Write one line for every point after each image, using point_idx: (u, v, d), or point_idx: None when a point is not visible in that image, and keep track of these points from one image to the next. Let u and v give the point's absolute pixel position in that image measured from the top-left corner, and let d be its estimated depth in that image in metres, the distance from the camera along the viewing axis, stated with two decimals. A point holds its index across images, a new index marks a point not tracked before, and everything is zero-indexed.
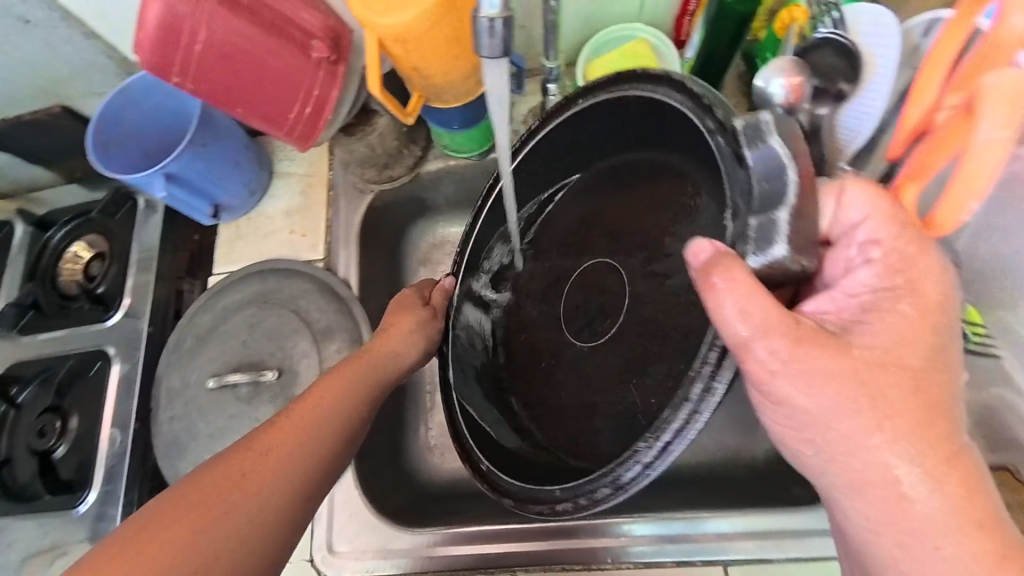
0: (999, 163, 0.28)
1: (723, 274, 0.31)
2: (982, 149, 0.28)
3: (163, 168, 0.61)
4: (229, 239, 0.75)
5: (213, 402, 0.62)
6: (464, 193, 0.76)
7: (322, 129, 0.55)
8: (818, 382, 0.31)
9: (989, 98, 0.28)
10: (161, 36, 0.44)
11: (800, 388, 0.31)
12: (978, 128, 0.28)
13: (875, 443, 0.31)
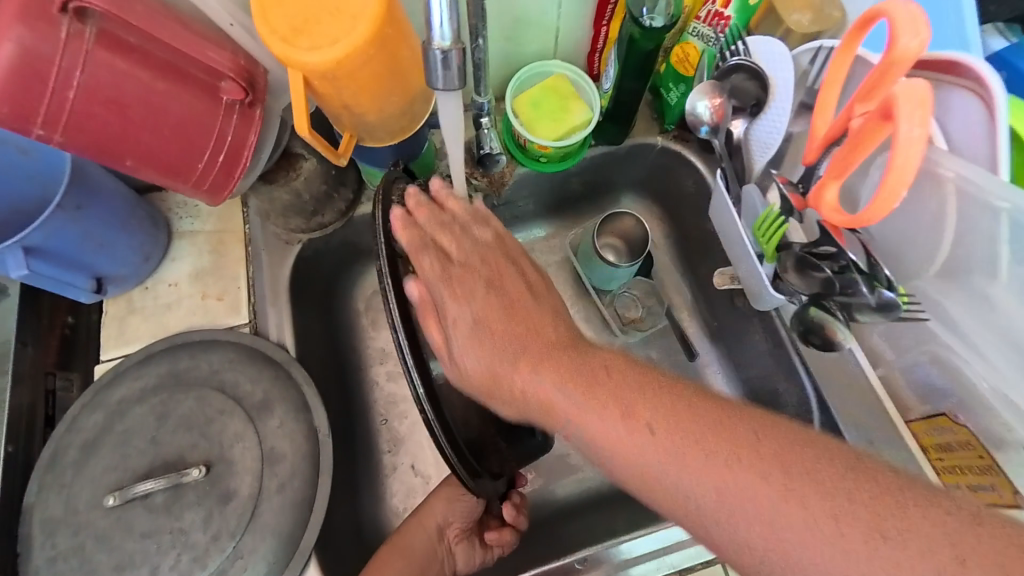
0: (914, 169, 0.27)
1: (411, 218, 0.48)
2: (906, 144, 0.26)
3: (21, 240, 0.49)
4: (121, 315, 0.62)
5: (115, 523, 0.49)
6: None
7: (239, 177, 0.49)
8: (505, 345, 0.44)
9: (904, 104, 0.27)
10: (18, 80, 0.36)
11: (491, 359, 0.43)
12: (899, 129, 0.27)
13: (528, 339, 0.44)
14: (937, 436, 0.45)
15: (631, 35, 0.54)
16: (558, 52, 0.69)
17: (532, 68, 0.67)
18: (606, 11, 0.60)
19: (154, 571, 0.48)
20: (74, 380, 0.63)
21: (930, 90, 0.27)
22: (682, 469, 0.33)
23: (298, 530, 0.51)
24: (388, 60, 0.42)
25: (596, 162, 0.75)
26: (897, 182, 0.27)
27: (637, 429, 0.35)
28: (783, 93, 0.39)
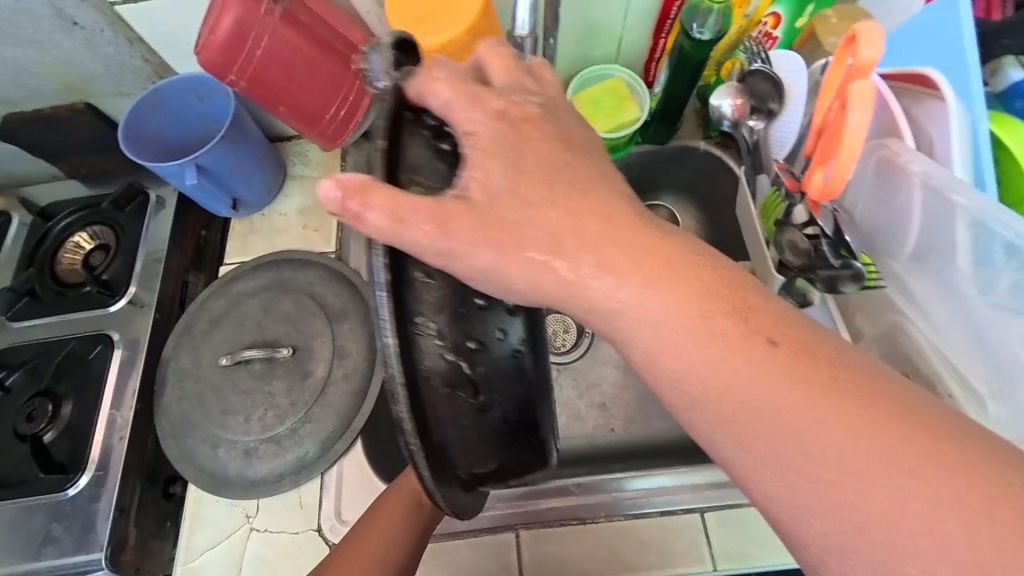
0: (859, 149, 0.34)
1: (359, 200, 0.30)
2: (851, 129, 0.34)
3: (196, 159, 0.66)
4: (243, 233, 0.80)
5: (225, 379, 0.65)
6: None
7: (351, 131, 0.63)
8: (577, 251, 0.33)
9: (855, 98, 0.34)
10: (229, 42, 0.52)
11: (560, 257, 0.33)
12: (849, 117, 0.34)
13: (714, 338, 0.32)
14: None
15: (683, 45, 0.64)
16: (620, 57, 0.79)
17: (595, 69, 0.77)
18: (664, 26, 0.71)
19: (248, 420, 0.63)
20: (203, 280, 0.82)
21: (879, 89, 0.34)
22: (850, 460, 0.27)
23: (353, 414, 0.64)
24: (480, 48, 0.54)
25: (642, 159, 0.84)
26: (847, 159, 0.35)
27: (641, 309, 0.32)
28: (797, 96, 0.47)
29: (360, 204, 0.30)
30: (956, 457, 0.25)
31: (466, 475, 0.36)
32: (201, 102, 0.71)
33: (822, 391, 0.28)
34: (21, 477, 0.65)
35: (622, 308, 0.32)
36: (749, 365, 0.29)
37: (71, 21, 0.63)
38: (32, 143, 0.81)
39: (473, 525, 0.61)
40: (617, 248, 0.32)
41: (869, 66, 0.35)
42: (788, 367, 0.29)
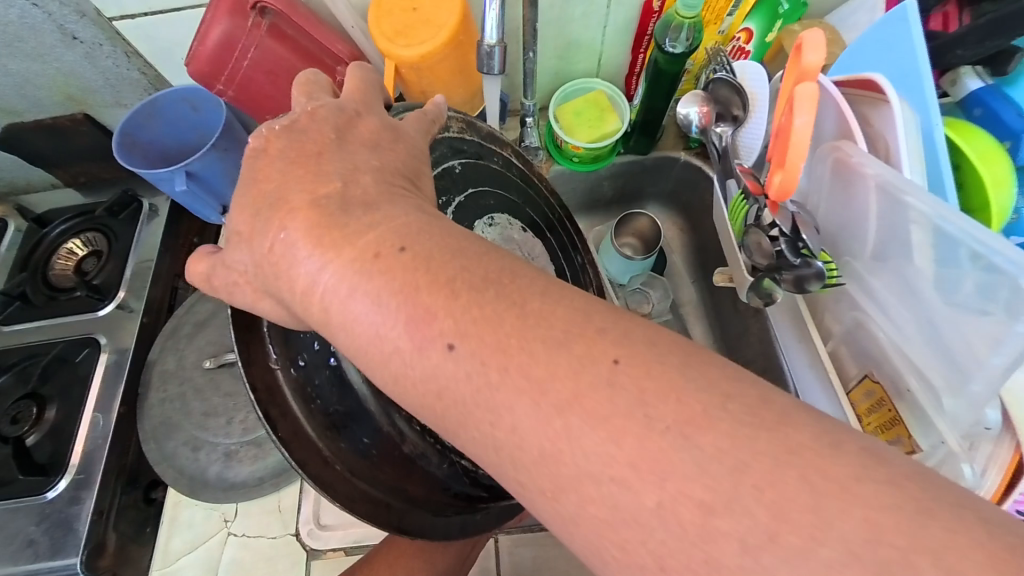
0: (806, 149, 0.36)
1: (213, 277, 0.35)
2: (799, 130, 0.36)
3: (186, 166, 0.68)
4: None
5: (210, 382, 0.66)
6: None
7: None
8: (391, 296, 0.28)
9: (801, 101, 0.36)
10: (216, 52, 0.54)
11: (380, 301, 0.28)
12: (795, 119, 0.36)
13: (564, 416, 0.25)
14: (865, 402, 0.48)
15: (657, 59, 0.66)
16: (601, 71, 0.81)
17: (577, 83, 0.80)
18: (642, 42, 0.74)
19: (230, 423, 0.63)
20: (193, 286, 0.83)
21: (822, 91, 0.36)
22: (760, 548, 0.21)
23: None
24: (458, 59, 0.57)
25: (624, 168, 0.86)
26: (797, 158, 0.37)
27: (480, 395, 0.26)
28: (760, 105, 0.48)
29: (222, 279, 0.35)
30: (874, 521, 0.20)
31: (406, 514, 0.38)
32: (194, 111, 0.74)
33: (712, 498, 0.22)
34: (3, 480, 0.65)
35: (426, 390, 0.27)
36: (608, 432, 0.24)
37: (71, 35, 0.66)
38: (31, 152, 0.84)
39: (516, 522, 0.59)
40: (445, 313, 0.27)
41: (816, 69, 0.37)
42: (663, 455, 0.23)
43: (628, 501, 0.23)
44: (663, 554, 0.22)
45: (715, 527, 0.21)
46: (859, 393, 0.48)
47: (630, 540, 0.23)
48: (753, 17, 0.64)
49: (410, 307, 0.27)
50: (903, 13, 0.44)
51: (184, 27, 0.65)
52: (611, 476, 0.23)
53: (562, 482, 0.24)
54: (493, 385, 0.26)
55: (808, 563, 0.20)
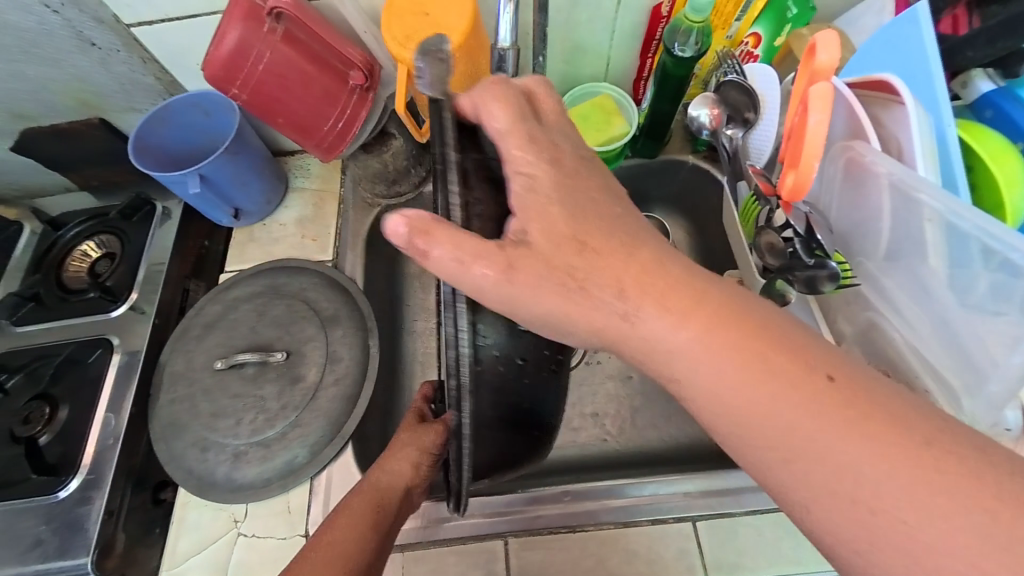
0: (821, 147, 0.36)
1: (424, 237, 0.34)
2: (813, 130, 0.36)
3: (199, 169, 0.69)
4: (242, 242, 0.82)
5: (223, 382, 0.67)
6: None
7: (349, 142, 0.66)
8: (670, 300, 0.36)
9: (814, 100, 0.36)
10: (231, 57, 0.55)
11: (654, 307, 0.36)
12: (809, 118, 0.36)
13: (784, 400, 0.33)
14: None
15: (665, 63, 0.66)
16: (608, 75, 0.82)
17: (584, 87, 0.80)
18: (651, 46, 0.74)
19: (240, 423, 0.64)
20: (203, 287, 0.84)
21: (834, 91, 0.36)
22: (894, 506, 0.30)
23: (342, 418, 0.64)
24: (468, 64, 0.57)
25: (632, 171, 0.86)
26: (812, 158, 0.37)
27: (705, 365, 0.35)
28: (771, 106, 0.48)
29: (425, 242, 0.34)
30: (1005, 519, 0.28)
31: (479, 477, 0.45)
32: (207, 115, 0.75)
33: (881, 472, 0.30)
34: (14, 480, 0.66)
35: (664, 355, 0.37)
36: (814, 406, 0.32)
37: (88, 41, 0.68)
38: (46, 157, 0.85)
39: (526, 525, 0.59)
40: (727, 324, 0.35)
41: (827, 69, 0.37)
42: (868, 440, 0.31)
43: (819, 460, 0.32)
44: (833, 491, 0.31)
45: (871, 491, 0.30)
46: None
47: (818, 482, 0.32)
48: (761, 21, 0.65)
49: (690, 317, 0.36)
50: (914, 15, 0.44)
51: (200, 33, 0.67)
52: (821, 439, 0.32)
53: (766, 435, 0.33)
54: (821, 394, 0.32)
55: (927, 525, 0.29)
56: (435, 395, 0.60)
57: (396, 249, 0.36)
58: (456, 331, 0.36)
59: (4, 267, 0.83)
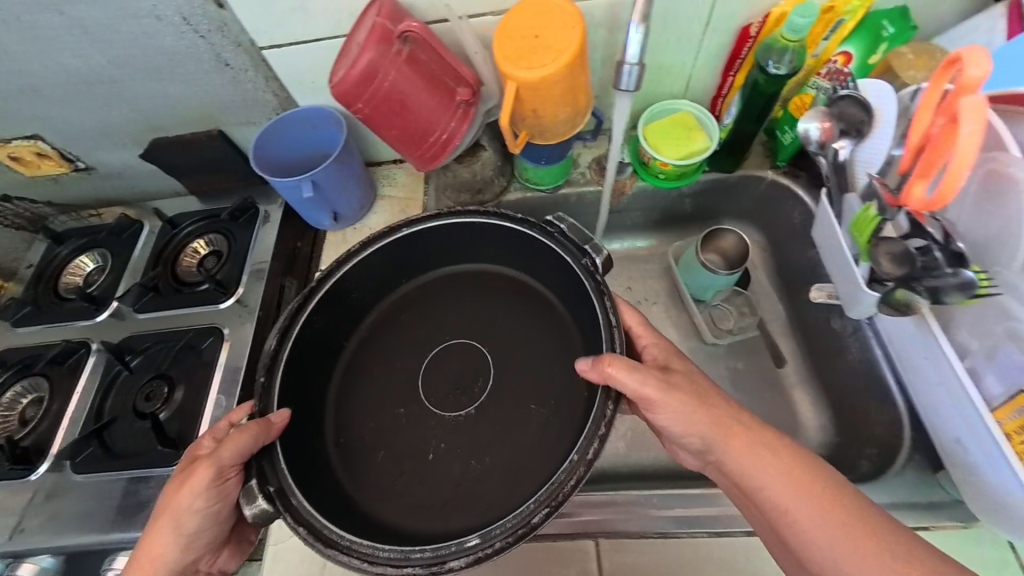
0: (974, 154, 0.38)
1: (612, 366, 0.50)
2: (966, 141, 0.38)
3: (312, 175, 0.75)
4: (336, 243, 0.89)
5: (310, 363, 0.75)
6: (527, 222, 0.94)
7: (449, 153, 0.71)
8: (755, 447, 0.52)
9: (967, 111, 0.39)
10: (363, 74, 0.60)
11: (746, 454, 0.52)
12: (960, 130, 0.39)
13: (794, 509, 0.49)
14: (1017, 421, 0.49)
15: (756, 80, 0.68)
16: (686, 93, 0.85)
17: (663, 104, 0.83)
18: (734, 64, 0.75)
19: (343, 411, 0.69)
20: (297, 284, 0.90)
21: (987, 104, 0.38)
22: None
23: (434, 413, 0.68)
24: (573, 80, 0.61)
25: (705, 186, 0.88)
26: (961, 168, 0.39)
27: (775, 482, 0.50)
28: (886, 120, 0.50)
29: (613, 370, 0.51)
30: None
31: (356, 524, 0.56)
32: (313, 128, 0.83)
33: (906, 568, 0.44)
34: (136, 451, 0.72)
35: (742, 465, 0.52)
36: (853, 533, 0.46)
37: (224, 62, 0.77)
38: (170, 164, 0.95)
39: (618, 527, 0.60)
40: (783, 467, 0.50)
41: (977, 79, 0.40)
42: (888, 549, 0.45)
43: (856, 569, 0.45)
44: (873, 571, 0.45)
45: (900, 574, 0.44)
46: (1007, 411, 0.50)
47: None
48: (853, 40, 0.66)
49: (772, 456, 0.51)
50: None
51: (322, 54, 0.75)
52: (855, 549, 0.46)
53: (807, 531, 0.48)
54: (842, 506, 0.48)
55: None
56: (254, 410, 0.58)
57: (590, 371, 0.52)
58: (603, 427, 0.49)
59: (127, 260, 0.93)
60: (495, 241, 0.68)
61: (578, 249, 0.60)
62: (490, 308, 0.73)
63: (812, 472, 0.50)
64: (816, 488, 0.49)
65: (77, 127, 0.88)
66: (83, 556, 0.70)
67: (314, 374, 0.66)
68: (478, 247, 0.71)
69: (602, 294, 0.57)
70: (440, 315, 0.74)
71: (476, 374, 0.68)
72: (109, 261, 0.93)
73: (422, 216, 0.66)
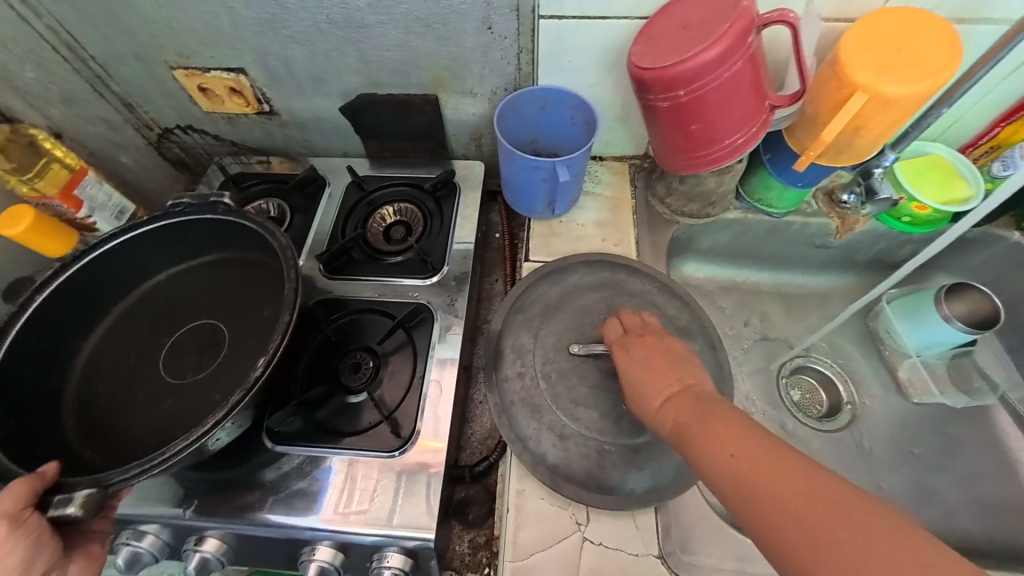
0: None
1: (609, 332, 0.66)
2: None
3: (570, 158, 0.71)
4: (543, 234, 0.83)
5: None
6: (732, 242, 0.89)
7: (732, 158, 0.67)
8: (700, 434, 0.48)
9: None
10: (709, 61, 0.55)
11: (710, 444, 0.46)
12: None
13: (773, 482, 0.41)
14: None
15: None
16: (939, 138, 0.81)
17: (918, 144, 0.79)
18: (1017, 116, 0.73)
19: (596, 417, 0.64)
20: (479, 268, 0.87)
21: None
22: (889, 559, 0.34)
23: None
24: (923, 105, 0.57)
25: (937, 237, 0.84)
26: None
27: (742, 467, 0.43)
28: None
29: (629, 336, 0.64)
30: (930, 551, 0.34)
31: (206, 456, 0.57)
32: (547, 109, 0.79)
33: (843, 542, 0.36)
34: (341, 428, 0.65)
35: (727, 469, 0.44)
36: (795, 497, 0.39)
37: (489, 25, 0.71)
38: (365, 122, 0.90)
39: None
40: (723, 442, 0.46)
41: None
42: (856, 518, 0.37)
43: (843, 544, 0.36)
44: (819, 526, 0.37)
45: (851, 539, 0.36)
46: None
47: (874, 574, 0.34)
48: None
49: (719, 436, 0.46)
50: None
51: (600, 35, 0.71)
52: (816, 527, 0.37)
53: (799, 528, 0.38)
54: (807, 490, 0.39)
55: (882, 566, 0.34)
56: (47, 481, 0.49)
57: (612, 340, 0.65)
58: (263, 357, 0.53)
59: (308, 216, 0.86)
60: (157, 245, 0.67)
61: (203, 198, 0.64)
62: (231, 279, 0.70)
63: (758, 436, 0.45)
64: (765, 462, 0.43)
65: (290, 68, 0.83)
66: (258, 538, 0.61)
67: (104, 348, 0.66)
68: (192, 246, 0.69)
69: (270, 230, 0.61)
70: (201, 303, 0.69)
71: (205, 346, 0.66)
72: (289, 212, 0.87)
73: (156, 217, 0.64)
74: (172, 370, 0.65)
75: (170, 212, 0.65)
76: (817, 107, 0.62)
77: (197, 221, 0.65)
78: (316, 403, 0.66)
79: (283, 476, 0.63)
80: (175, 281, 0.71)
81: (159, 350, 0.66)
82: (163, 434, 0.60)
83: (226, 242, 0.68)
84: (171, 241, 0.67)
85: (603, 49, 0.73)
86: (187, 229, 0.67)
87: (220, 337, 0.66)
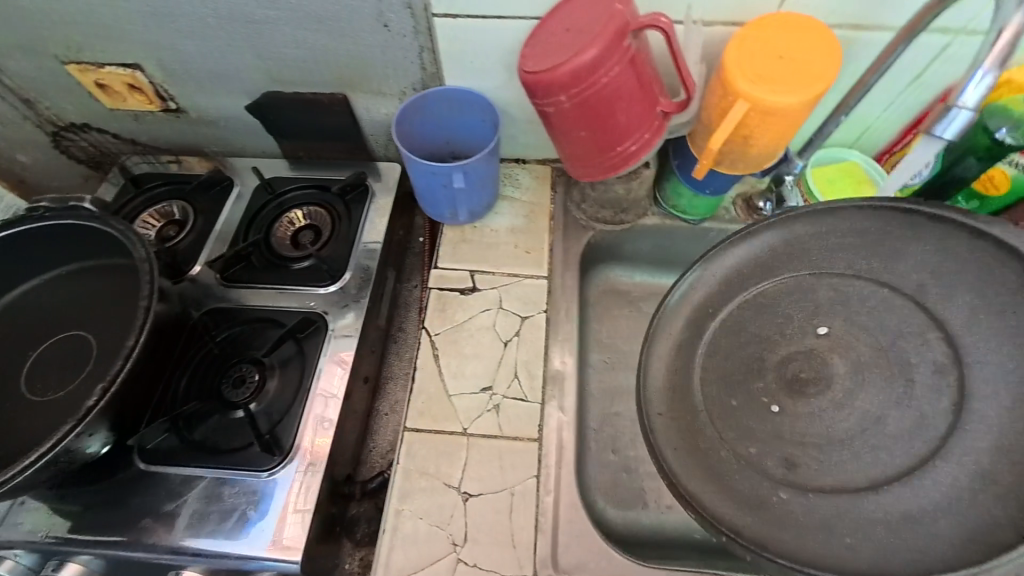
0: None
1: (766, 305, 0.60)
2: None
3: (466, 164, 0.68)
4: (455, 240, 0.80)
5: (422, 370, 0.68)
6: (655, 250, 0.87)
7: (627, 166, 0.65)
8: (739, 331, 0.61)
9: None
10: (583, 66, 0.53)
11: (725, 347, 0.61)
12: None
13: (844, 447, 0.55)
14: None
15: (972, 146, 0.63)
16: (855, 145, 0.80)
17: (833, 150, 0.78)
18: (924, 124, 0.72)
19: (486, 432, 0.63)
20: (393, 274, 0.84)
21: None
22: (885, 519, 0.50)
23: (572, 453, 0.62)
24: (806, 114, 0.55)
25: None
26: None
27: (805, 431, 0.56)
28: None
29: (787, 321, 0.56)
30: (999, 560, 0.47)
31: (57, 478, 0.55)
32: (456, 111, 0.75)
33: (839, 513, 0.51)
34: (216, 447, 0.62)
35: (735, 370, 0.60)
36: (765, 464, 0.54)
37: (385, 22, 0.68)
38: (275, 121, 0.86)
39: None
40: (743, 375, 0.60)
41: None
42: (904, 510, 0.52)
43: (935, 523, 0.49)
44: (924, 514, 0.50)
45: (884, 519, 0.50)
46: None
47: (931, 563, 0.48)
48: None
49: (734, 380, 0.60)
50: None
51: (499, 34, 0.68)
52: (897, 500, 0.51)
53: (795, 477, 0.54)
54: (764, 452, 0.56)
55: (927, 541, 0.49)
56: None
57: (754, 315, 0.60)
58: (110, 375, 0.53)
59: (210, 220, 0.82)
60: (21, 254, 0.64)
61: (65, 204, 0.62)
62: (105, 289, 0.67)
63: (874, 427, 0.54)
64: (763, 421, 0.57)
65: (188, 64, 0.79)
66: (131, 562, 0.59)
67: None
68: (64, 254, 0.67)
69: (134, 242, 0.60)
70: (73, 315, 0.66)
71: (70, 359, 0.63)
72: (192, 215, 0.83)
73: (14, 222, 0.61)
74: (34, 384, 0.62)
75: (29, 218, 0.62)
76: (709, 112, 0.60)
77: (61, 228, 0.63)
78: (190, 418, 0.63)
79: (151, 493, 0.61)
80: (46, 290, 0.68)
81: (24, 363, 0.63)
82: (10, 460, 0.58)
83: (96, 250, 0.65)
84: (35, 246, 0.64)
85: (505, 49, 0.70)
86: (51, 236, 0.64)
87: (87, 349, 0.64)
